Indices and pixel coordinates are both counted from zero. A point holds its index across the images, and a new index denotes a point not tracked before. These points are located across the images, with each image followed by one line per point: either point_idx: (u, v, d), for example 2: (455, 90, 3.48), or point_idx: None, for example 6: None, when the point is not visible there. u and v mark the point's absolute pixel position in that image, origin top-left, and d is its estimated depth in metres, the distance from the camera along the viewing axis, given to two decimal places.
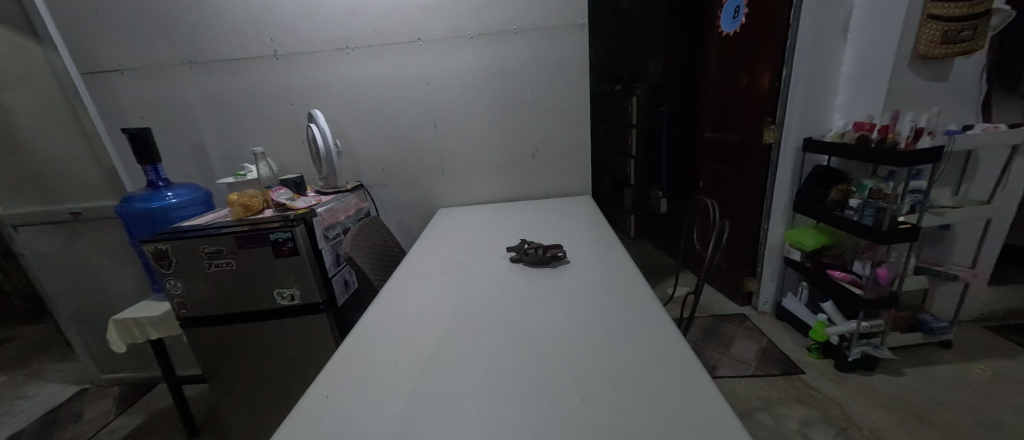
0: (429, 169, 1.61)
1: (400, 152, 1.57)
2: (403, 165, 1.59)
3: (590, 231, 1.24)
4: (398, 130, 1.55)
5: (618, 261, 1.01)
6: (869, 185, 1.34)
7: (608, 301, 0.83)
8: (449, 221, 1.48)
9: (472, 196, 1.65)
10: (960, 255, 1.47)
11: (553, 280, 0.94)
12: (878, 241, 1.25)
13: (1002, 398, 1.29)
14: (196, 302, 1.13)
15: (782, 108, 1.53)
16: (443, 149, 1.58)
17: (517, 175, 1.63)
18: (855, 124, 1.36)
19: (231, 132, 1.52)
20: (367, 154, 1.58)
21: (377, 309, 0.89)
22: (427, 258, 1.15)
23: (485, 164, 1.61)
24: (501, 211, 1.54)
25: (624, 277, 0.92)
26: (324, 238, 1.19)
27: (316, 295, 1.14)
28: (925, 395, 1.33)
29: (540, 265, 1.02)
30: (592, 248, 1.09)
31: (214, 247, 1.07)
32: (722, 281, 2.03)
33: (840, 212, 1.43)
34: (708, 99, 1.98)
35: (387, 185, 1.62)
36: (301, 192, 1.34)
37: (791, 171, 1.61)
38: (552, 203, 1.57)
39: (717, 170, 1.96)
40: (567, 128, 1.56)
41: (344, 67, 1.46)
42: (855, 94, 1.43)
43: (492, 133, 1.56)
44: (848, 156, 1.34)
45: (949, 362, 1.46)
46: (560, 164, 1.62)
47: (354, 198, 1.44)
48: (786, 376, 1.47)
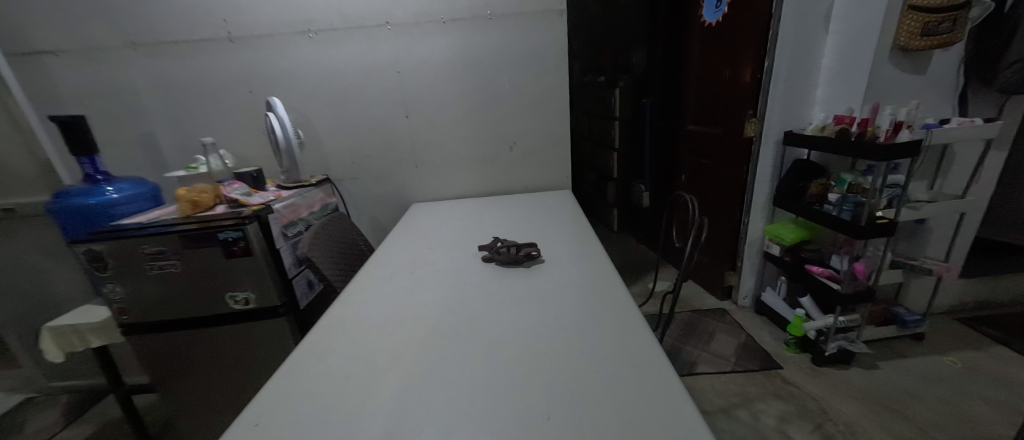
0: (402, 162, 1.52)
1: (370, 144, 1.49)
2: (374, 157, 1.51)
3: (568, 227, 1.19)
4: (367, 120, 1.45)
5: (595, 260, 0.96)
6: (848, 179, 1.33)
7: (582, 305, 0.77)
8: (422, 216, 1.41)
9: (448, 190, 1.58)
10: (934, 249, 1.48)
11: (526, 280, 0.89)
12: (855, 236, 1.24)
13: (971, 390, 1.31)
14: (139, 307, 1.04)
15: (763, 101, 1.50)
16: (416, 141, 1.50)
17: (495, 168, 1.56)
18: (836, 116, 1.33)
19: (184, 122, 1.41)
20: (334, 145, 1.48)
21: (334, 315, 0.82)
22: (395, 256, 1.08)
23: (461, 157, 1.53)
24: (477, 205, 1.48)
25: (600, 277, 0.87)
26: (283, 236, 1.11)
27: (274, 298, 1.06)
28: (898, 388, 1.34)
29: (512, 265, 0.96)
30: (568, 245, 1.04)
31: (157, 248, 0.98)
32: (702, 276, 2.02)
33: (819, 206, 1.42)
34: (690, 91, 1.94)
35: (358, 179, 1.53)
36: (259, 187, 1.25)
37: (772, 164, 1.59)
38: (530, 198, 1.51)
39: (699, 164, 1.94)
40: (546, 119, 1.50)
41: (307, 52, 1.36)
42: (836, 86, 1.41)
43: (468, 124, 1.49)
44: (828, 150, 1.31)
45: (921, 354, 1.48)
46: (539, 157, 1.56)
47: (320, 193, 1.35)
48: (765, 371, 1.46)
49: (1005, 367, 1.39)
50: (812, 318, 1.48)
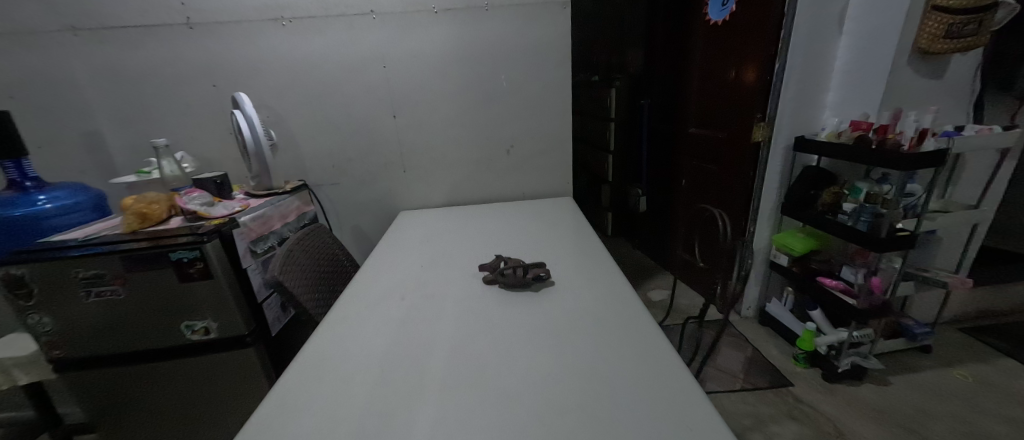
0: (388, 166, 1.39)
1: (353, 146, 1.34)
2: (357, 161, 1.36)
3: (575, 240, 1.08)
4: (350, 120, 1.31)
5: (612, 281, 0.85)
6: (864, 188, 1.26)
7: (605, 342, 0.66)
8: (411, 226, 1.28)
9: (439, 197, 1.45)
10: (945, 259, 1.44)
11: (536, 307, 0.77)
12: (874, 250, 1.18)
13: (985, 407, 1.27)
14: (75, 339, 0.88)
15: (773, 105, 1.43)
16: (404, 143, 1.36)
17: (490, 173, 1.44)
18: (852, 122, 1.27)
19: (136, 119, 1.23)
20: (312, 147, 1.33)
21: (308, 356, 0.68)
22: (383, 276, 0.95)
23: (453, 161, 1.41)
24: (472, 214, 1.35)
25: (621, 304, 0.76)
26: (251, 254, 0.96)
27: (238, 327, 0.91)
28: (912, 405, 1.29)
29: (519, 288, 0.84)
30: (579, 263, 0.93)
31: (94, 271, 0.83)
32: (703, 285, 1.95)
33: (832, 216, 1.35)
34: (692, 93, 1.86)
35: (339, 184, 1.39)
36: (224, 195, 1.09)
37: (780, 170, 1.52)
38: (529, 205, 1.40)
39: (701, 169, 1.86)
40: (546, 121, 1.39)
41: (280, 42, 1.20)
42: (849, 90, 1.35)
43: (461, 125, 1.36)
44: (844, 158, 1.25)
45: (931, 368, 1.44)
46: (538, 161, 1.45)
47: (296, 201, 1.20)
48: (776, 389, 1.40)
49: (1015, 380, 1.36)
50: (823, 333, 1.43)
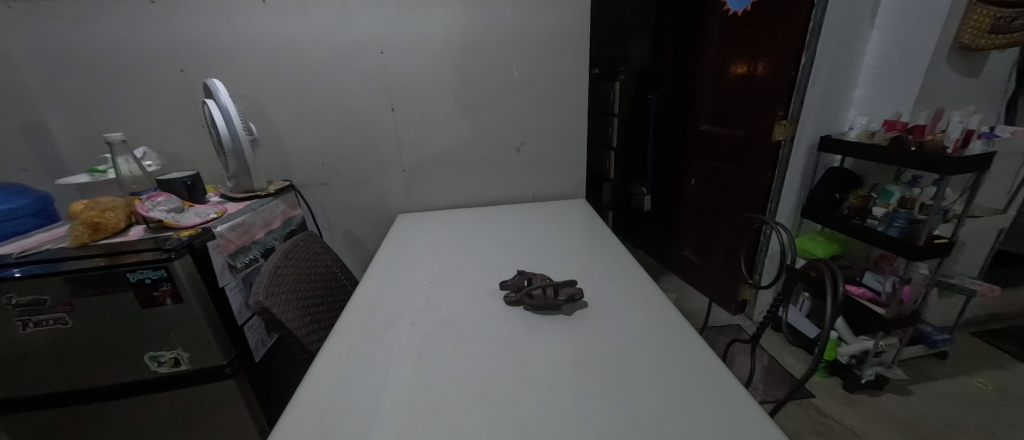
0: (385, 165, 1.25)
1: (346, 142, 1.20)
2: (351, 159, 1.22)
3: (600, 250, 0.97)
4: (341, 113, 1.16)
5: (653, 300, 0.75)
6: (896, 192, 1.21)
7: (664, 380, 0.56)
8: (413, 232, 1.15)
9: (442, 199, 1.32)
10: (969, 265, 1.39)
11: (573, 336, 0.66)
12: (909, 258, 1.12)
13: (1010, 417, 1.24)
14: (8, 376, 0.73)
15: (798, 102, 1.34)
16: (403, 139, 1.23)
17: (498, 173, 1.32)
18: (886, 122, 1.20)
19: (90, 109, 1.06)
20: (298, 143, 1.18)
21: (304, 406, 0.56)
22: (389, 295, 0.82)
23: (458, 160, 1.28)
24: (479, 217, 1.23)
25: (672, 330, 0.66)
26: (230, 269, 0.82)
27: (214, 357, 0.77)
28: (937, 417, 1.25)
29: (546, 310, 0.73)
30: (611, 279, 0.83)
31: (32, 296, 0.68)
32: (711, 288, 1.88)
33: (859, 221, 1.29)
34: (705, 87, 1.77)
35: (329, 184, 1.24)
36: (196, 198, 0.94)
37: (802, 171, 1.45)
38: (541, 208, 1.29)
39: (713, 169, 1.78)
40: (559, 116, 1.27)
41: (260, 21, 1.04)
42: (879, 87, 1.28)
43: (467, 120, 1.23)
44: (877, 159, 1.18)
45: (950, 376, 1.41)
46: (549, 160, 1.33)
47: (282, 204, 1.05)
48: (797, 401, 1.35)
49: None
50: (845, 342, 1.38)
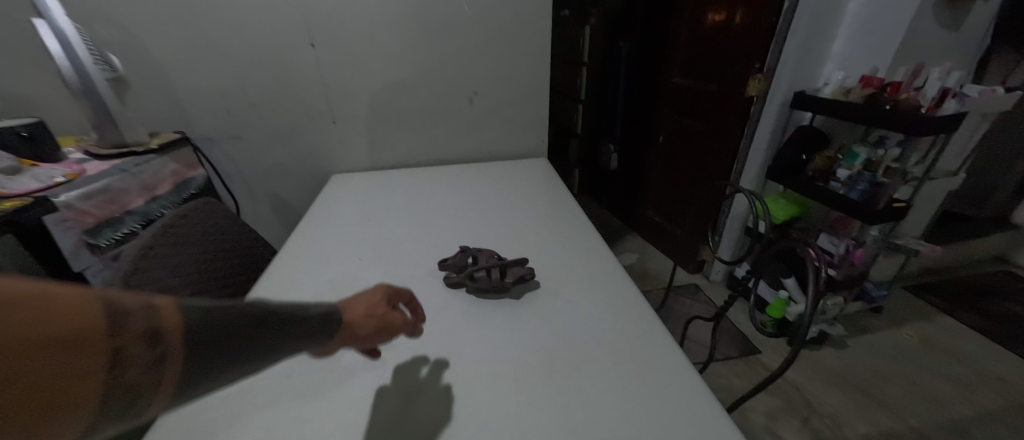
0: (310, 115, 1.04)
1: (255, 85, 0.97)
2: (265, 108, 1.00)
3: (557, 220, 0.87)
4: (245, 47, 0.92)
5: (612, 281, 0.67)
6: (862, 153, 1.17)
7: (619, 379, 0.49)
8: (346, 197, 0.99)
9: (384, 158, 1.15)
10: (915, 227, 1.42)
11: (521, 327, 0.58)
12: (867, 222, 1.11)
13: (929, 365, 1.35)
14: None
15: (776, 54, 1.23)
16: (329, 84, 1.01)
17: (448, 127, 1.15)
18: (864, 77, 1.13)
19: None
20: (192, 85, 0.94)
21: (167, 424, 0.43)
22: (305, 277, 0.69)
23: (400, 111, 1.10)
24: (425, 179, 1.08)
25: (631, 315, 0.59)
26: (87, 250, 0.64)
27: None
28: (868, 368, 1.34)
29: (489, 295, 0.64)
30: (568, 256, 0.74)
31: None
32: (672, 248, 1.88)
33: (823, 183, 1.26)
34: (682, 33, 1.61)
35: (241, 139, 1.03)
36: (45, 157, 0.72)
37: (772, 130, 1.38)
38: (497, 169, 1.15)
39: (682, 125, 1.69)
40: (518, 61, 1.10)
41: None
42: (860, 40, 1.19)
43: (408, 62, 1.03)
44: (850, 119, 1.12)
45: (882, 329, 1.50)
46: (507, 113, 1.18)
47: (171, 163, 0.85)
48: (746, 358, 1.40)
49: (951, 338, 1.46)
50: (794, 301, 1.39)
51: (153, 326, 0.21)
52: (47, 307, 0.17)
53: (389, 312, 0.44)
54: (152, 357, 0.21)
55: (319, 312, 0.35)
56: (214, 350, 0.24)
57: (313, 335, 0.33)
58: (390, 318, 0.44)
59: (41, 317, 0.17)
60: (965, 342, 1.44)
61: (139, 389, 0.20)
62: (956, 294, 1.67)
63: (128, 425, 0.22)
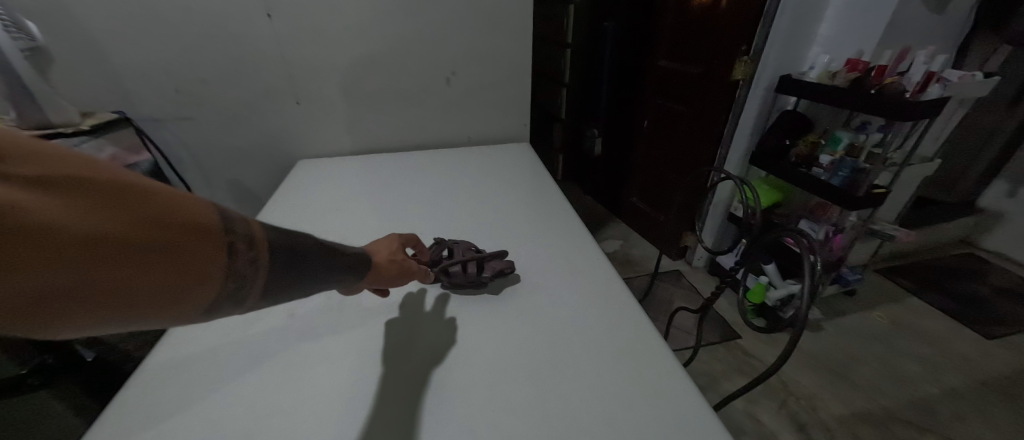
0: (271, 95, 0.96)
1: (207, 60, 0.88)
2: (219, 86, 0.91)
3: (539, 209, 0.82)
4: (191, 16, 0.83)
5: (596, 274, 0.63)
6: (845, 138, 1.17)
7: (601, 382, 0.46)
8: (313, 184, 0.92)
9: (356, 143, 1.08)
10: (891, 212, 1.44)
11: (499, 325, 0.54)
12: (847, 207, 1.11)
13: (898, 346, 1.39)
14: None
15: (763, 35, 1.20)
16: (291, 61, 0.93)
17: (424, 110, 1.08)
18: (849, 61, 1.12)
19: None
20: (132, 59, 0.84)
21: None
22: None
23: (372, 91, 1.02)
24: (400, 165, 1.02)
25: (615, 311, 0.56)
26: None
27: None
28: (841, 350, 1.38)
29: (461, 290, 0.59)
30: (551, 248, 0.70)
31: None
32: (655, 235, 1.87)
33: (805, 169, 1.26)
34: (668, 13, 1.56)
35: (193, 121, 0.94)
36: None
37: (756, 115, 1.36)
38: (477, 155, 1.10)
39: (667, 110, 1.66)
40: (499, 39, 1.03)
41: None
42: (847, 22, 1.17)
43: (379, 38, 0.95)
44: (835, 104, 1.11)
45: (856, 312, 1.54)
46: (487, 95, 1.11)
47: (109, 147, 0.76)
48: (726, 343, 1.41)
49: (919, 319, 1.52)
50: (773, 286, 1.41)
51: (248, 234, 0.28)
52: (183, 206, 0.25)
53: (407, 261, 0.51)
54: (250, 258, 0.28)
55: (351, 252, 0.41)
56: (284, 261, 0.32)
57: (350, 268, 0.40)
58: (408, 266, 0.50)
59: (181, 211, 0.24)
60: (932, 323, 1.50)
61: (242, 278, 0.28)
62: (924, 277, 1.72)
63: (237, 307, 0.30)
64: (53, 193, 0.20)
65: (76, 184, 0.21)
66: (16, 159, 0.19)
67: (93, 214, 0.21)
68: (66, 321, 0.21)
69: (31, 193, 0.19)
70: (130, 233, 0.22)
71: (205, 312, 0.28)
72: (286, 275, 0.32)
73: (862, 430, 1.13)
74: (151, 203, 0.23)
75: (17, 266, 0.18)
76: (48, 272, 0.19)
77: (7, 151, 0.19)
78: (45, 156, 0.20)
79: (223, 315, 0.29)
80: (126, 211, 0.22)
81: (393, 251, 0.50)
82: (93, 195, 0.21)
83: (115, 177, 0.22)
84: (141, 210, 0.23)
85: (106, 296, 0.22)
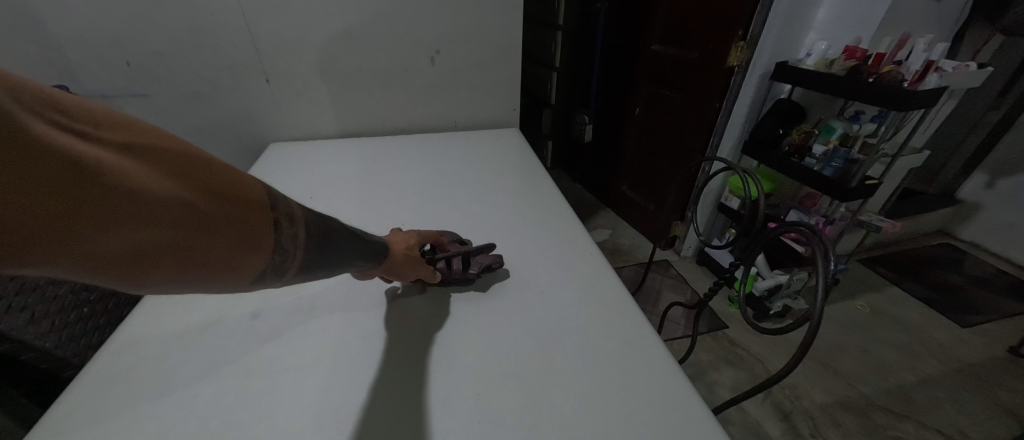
0: (236, 71, 0.88)
1: (161, 31, 0.79)
2: (177, 60, 0.83)
3: (528, 200, 0.78)
4: None
5: (588, 270, 0.60)
6: (839, 128, 1.15)
7: (595, 389, 0.43)
8: (285, 170, 0.85)
9: (332, 125, 1.01)
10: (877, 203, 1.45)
11: (486, 326, 0.50)
12: (838, 198, 1.11)
13: (879, 334, 1.42)
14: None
15: (760, 20, 1.16)
16: (258, 33, 0.85)
17: (406, 91, 1.01)
18: (848, 48, 1.09)
19: None
20: (74, 27, 0.75)
21: None
22: None
23: (349, 70, 0.95)
24: (381, 150, 0.96)
25: (609, 311, 0.53)
26: None
27: None
28: (825, 339, 1.39)
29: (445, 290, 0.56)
30: (540, 241, 0.66)
31: None
32: (644, 224, 1.85)
33: (798, 159, 1.24)
34: None
35: (149, 98, 0.85)
36: None
37: (749, 103, 1.33)
38: (463, 140, 1.04)
39: (659, 96, 1.62)
40: (486, 16, 0.97)
41: None
42: (844, 8, 1.14)
43: (355, 11, 0.88)
44: (831, 93, 1.08)
45: (839, 301, 1.56)
46: (474, 77, 1.05)
47: None
48: (713, 333, 1.41)
49: (899, 308, 1.54)
50: (761, 276, 1.41)
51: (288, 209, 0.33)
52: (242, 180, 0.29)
53: (417, 262, 0.51)
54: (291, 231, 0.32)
55: (373, 240, 0.44)
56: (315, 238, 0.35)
57: (373, 253, 0.43)
58: (416, 267, 0.51)
59: (239, 184, 0.29)
60: (912, 312, 1.53)
61: (285, 246, 0.32)
62: (905, 267, 1.75)
63: (275, 279, 0.33)
64: (142, 161, 0.24)
65: (154, 155, 0.25)
66: (108, 132, 0.23)
67: (177, 181, 0.25)
68: (155, 271, 0.25)
69: (129, 160, 0.23)
70: (201, 197, 0.26)
71: (253, 280, 0.31)
72: (316, 251, 0.35)
73: (844, 418, 1.15)
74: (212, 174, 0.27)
75: (128, 218, 0.22)
76: (148, 227, 0.23)
77: (106, 124, 0.23)
78: (134, 131, 0.25)
79: (263, 286, 0.33)
80: (203, 179, 0.26)
81: (404, 244, 0.51)
82: (173, 160, 0.25)
83: (184, 151, 0.26)
84: (205, 180, 0.26)
85: (185, 251, 0.25)
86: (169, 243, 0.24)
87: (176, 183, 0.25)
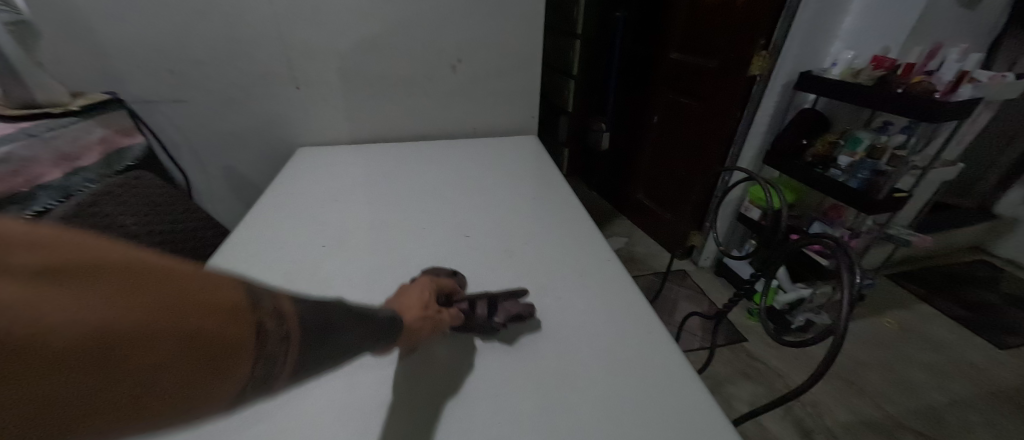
0: (268, 79, 0.92)
1: (201, 41, 0.84)
2: (215, 67, 0.87)
3: (546, 206, 0.79)
4: None
5: (605, 277, 0.60)
6: (865, 139, 1.13)
7: (613, 394, 0.43)
8: (312, 173, 0.89)
9: (356, 130, 1.04)
10: (907, 217, 1.40)
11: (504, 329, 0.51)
12: (866, 211, 1.07)
13: (908, 353, 1.36)
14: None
15: (783, 29, 1.15)
16: (290, 42, 0.89)
17: (427, 97, 1.04)
18: (875, 58, 1.06)
19: None
20: (123, 36, 0.80)
21: None
22: (253, 269, 0.60)
23: (374, 77, 0.98)
24: (402, 155, 0.98)
25: (626, 318, 0.53)
26: None
27: None
28: (849, 355, 1.35)
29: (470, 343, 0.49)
30: (558, 247, 0.66)
31: None
32: (661, 233, 1.83)
33: (822, 170, 1.22)
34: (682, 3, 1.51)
35: (187, 103, 0.90)
36: None
37: (771, 112, 1.32)
38: (482, 146, 1.06)
39: (677, 105, 1.61)
40: (507, 25, 0.99)
41: None
42: (871, 18, 1.12)
43: (382, 21, 0.91)
44: (858, 103, 1.05)
45: (864, 317, 1.51)
46: (494, 84, 1.07)
47: (99, 129, 0.72)
48: (731, 346, 1.38)
49: (930, 326, 1.48)
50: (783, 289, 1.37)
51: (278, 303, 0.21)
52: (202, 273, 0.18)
53: (438, 314, 0.42)
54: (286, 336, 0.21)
55: (382, 316, 0.33)
56: (322, 331, 0.24)
57: (380, 334, 0.32)
58: (437, 318, 0.42)
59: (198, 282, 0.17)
60: (943, 330, 1.46)
61: (275, 361, 0.20)
62: (936, 284, 1.68)
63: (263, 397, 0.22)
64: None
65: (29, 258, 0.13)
66: None
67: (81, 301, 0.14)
68: None
69: None
70: (126, 324, 0.14)
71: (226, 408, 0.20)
72: (322, 349, 0.24)
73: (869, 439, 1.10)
74: (179, 288, 0.17)
75: None
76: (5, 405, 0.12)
77: None
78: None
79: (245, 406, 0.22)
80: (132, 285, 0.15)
81: (422, 300, 0.42)
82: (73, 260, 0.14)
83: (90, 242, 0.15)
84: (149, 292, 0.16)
85: (91, 414, 0.14)
86: (57, 413, 0.13)
87: (78, 306, 0.14)
